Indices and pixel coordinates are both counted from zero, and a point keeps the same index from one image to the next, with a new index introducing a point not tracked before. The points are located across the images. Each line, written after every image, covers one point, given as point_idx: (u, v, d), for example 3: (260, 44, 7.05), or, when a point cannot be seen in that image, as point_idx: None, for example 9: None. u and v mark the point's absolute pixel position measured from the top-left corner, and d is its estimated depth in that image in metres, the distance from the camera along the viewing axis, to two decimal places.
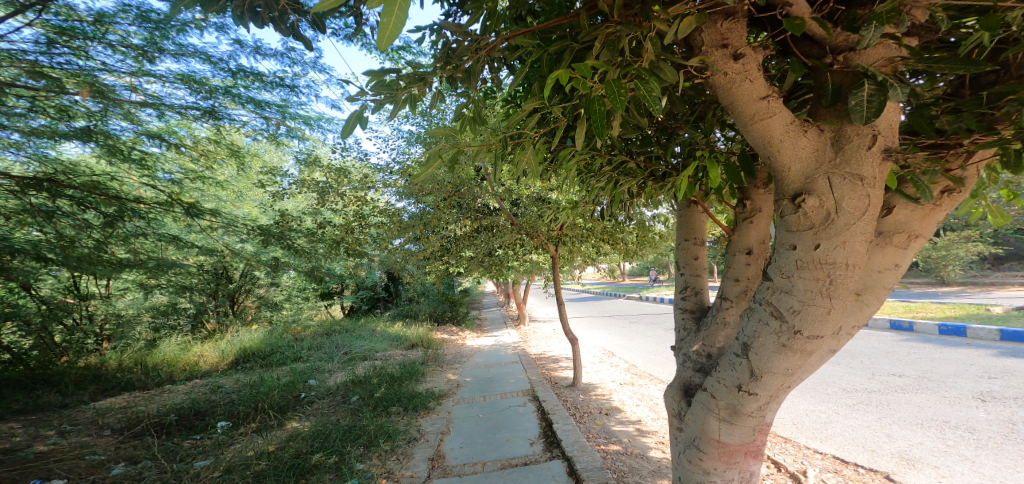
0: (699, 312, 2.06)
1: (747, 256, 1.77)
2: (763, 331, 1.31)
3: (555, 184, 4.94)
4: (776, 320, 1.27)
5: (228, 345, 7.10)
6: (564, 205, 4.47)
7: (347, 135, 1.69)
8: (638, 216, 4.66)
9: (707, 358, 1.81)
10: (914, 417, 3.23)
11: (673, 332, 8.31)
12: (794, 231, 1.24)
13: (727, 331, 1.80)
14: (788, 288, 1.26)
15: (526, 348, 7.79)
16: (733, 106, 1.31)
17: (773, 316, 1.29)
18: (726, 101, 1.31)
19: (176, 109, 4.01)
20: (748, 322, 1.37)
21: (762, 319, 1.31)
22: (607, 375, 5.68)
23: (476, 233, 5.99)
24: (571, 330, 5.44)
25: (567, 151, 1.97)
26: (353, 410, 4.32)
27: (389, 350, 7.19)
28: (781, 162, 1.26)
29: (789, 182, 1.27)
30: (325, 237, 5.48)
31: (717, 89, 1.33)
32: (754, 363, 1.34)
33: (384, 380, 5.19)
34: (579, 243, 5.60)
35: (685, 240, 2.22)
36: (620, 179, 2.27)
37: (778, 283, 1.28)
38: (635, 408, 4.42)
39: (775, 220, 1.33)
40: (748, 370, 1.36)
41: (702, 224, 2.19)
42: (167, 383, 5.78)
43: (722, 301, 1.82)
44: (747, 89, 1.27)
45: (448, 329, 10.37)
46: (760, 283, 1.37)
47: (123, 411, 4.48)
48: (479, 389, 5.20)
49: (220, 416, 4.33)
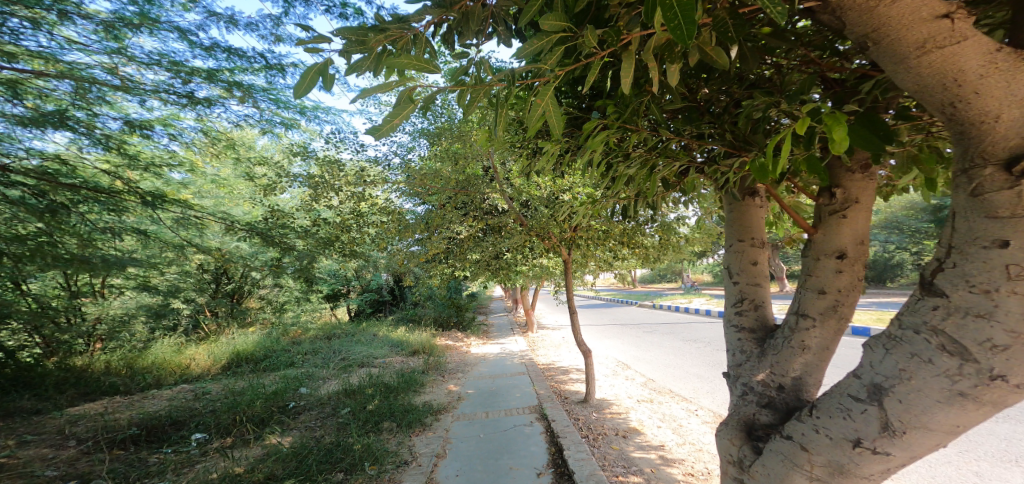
0: (760, 331, 1.63)
1: (839, 261, 1.36)
2: (922, 371, 0.95)
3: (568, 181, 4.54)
4: (952, 357, 0.91)
5: (221, 346, 6.77)
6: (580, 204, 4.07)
7: (302, 95, 1.33)
8: (661, 216, 4.24)
9: (779, 390, 1.41)
10: (1003, 452, 2.74)
11: (692, 343, 7.80)
12: (1004, 218, 0.88)
13: (806, 357, 1.39)
14: (986, 309, 0.88)
15: (535, 358, 7.34)
16: (885, 35, 0.97)
17: (944, 352, 0.93)
18: (879, 31, 0.97)
19: (161, 93, 3.71)
20: (892, 358, 1.02)
21: (921, 355, 0.96)
22: (622, 391, 5.22)
23: (483, 234, 5.59)
24: (585, 341, 4.99)
25: (593, 123, 1.59)
26: (340, 426, 3.92)
27: (389, 357, 6.79)
28: (981, 109, 0.91)
29: (1000, 138, 0.90)
30: (320, 235, 5.10)
31: (854, 16, 1.00)
32: (892, 413, 0.98)
33: (378, 391, 4.79)
34: (594, 246, 5.18)
35: (739, 241, 1.80)
36: (657, 163, 1.86)
37: (964, 300, 0.92)
38: (656, 430, 3.95)
39: (966, 200, 0.97)
40: (880, 421, 0.99)
41: (759, 222, 1.78)
42: (153, 388, 5.40)
43: (800, 319, 1.42)
44: (909, 7, 0.92)
45: (454, 335, 9.95)
46: (922, 299, 1.02)
47: (95, 419, 4.15)
48: (482, 403, 4.76)
49: (198, 427, 3.96)
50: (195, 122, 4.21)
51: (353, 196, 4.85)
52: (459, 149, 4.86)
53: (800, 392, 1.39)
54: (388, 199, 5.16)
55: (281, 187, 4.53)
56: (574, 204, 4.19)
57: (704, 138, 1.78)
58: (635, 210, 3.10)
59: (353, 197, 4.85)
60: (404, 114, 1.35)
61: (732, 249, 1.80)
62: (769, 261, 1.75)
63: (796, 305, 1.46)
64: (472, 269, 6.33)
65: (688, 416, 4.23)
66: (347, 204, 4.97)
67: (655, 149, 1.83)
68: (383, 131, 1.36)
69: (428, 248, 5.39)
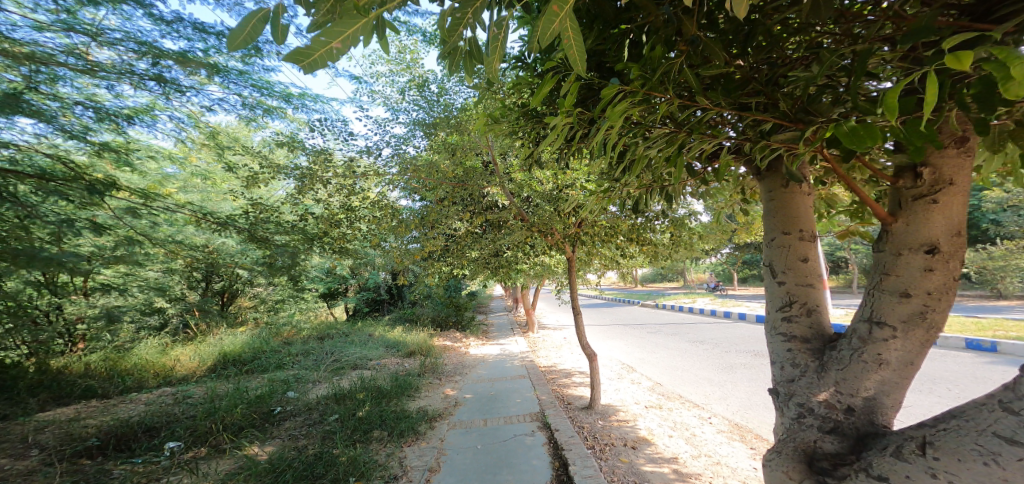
0: (812, 339, 1.39)
1: (928, 257, 1.11)
2: None
3: (572, 173, 4.26)
4: None
5: (208, 346, 6.49)
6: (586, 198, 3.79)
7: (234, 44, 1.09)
8: (672, 212, 3.97)
9: (848, 413, 1.18)
10: None
11: (700, 345, 7.51)
12: None
13: (882, 373, 1.16)
14: None
15: (536, 360, 7.07)
16: None
17: None
18: None
19: (135, 82, 3.53)
20: None
21: None
22: (629, 396, 4.96)
23: (482, 230, 5.32)
24: (590, 344, 4.70)
25: (616, 89, 1.29)
26: (326, 435, 3.66)
27: (384, 358, 6.52)
28: None
29: None
30: (309, 231, 4.82)
31: None
32: None
33: (370, 396, 4.53)
34: (599, 244, 4.91)
35: (782, 233, 1.52)
36: (683, 140, 1.59)
37: None
38: (667, 440, 3.67)
39: None
40: None
41: (806, 209, 1.51)
42: (133, 391, 5.14)
43: (874, 328, 1.17)
44: None
45: (453, 335, 9.66)
46: None
47: (65, 425, 3.90)
48: (481, 410, 4.48)
49: (173, 435, 3.68)
50: (183, 114, 4.05)
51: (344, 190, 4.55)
52: (456, 140, 4.59)
53: (875, 415, 1.16)
54: (380, 193, 4.85)
55: (265, 180, 4.23)
56: (581, 199, 3.91)
57: (748, 110, 1.50)
58: (649, 202, 2.83)
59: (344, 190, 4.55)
60: (350, 34, 1.07)
61: (775, 245, 1.54)
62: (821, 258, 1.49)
63: (868, 310, 1.21)
64: (471, 268, 6.04)
65: (701, 424, 3.95)
66: (337, 199, 4.67)
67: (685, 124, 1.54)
68: (317, 59, 1.07)
69: (424, 246, 5.10)
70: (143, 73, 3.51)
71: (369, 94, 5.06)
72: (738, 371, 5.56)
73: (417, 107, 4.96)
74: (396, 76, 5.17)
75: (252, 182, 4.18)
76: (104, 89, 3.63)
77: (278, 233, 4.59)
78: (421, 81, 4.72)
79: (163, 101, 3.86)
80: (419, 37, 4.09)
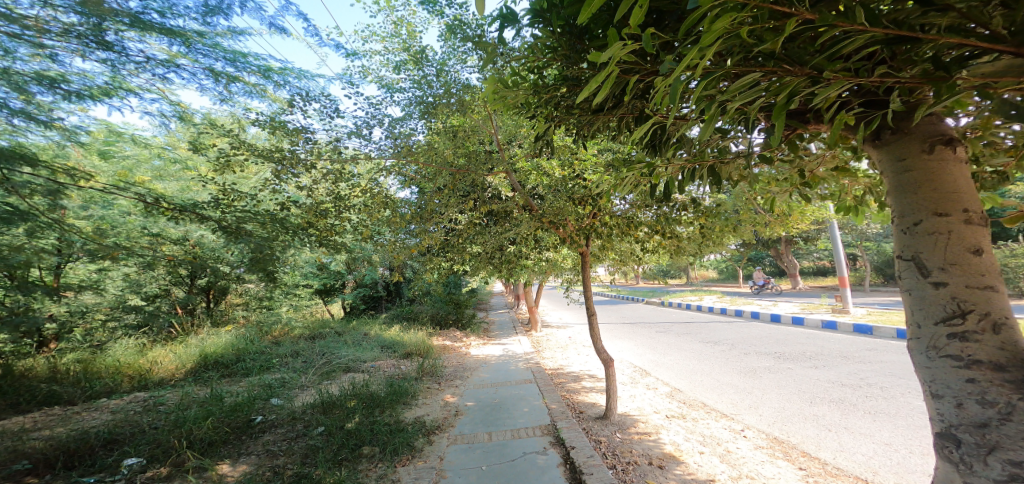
0: (1009, 358, 1.11)
1: None
2: None
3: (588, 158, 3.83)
4: None
5: (189, 346, 6.02)
6: (609, 184, 3.34)
7: None
8: (701, 201, 3.53)
9: None
10: None
11: (715, 346, 7.08)
12: None
13: None
14: None
15: (542, 361, 6.64)
16: None
17: None
18: None
19: (83, 52, 3.16)
20: None
21: None
22: (646, 404, 4.54)
23: (486, 222, 4.87)
24: (604, 348, 4.24)
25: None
26: (309, 452, 3.22)
27: (379, 360, 6.07)
28: None
29: None
30: (295, 222, 4.35)
31: None
32: None
33: (361, 404, 4.09)
34: (615, 238, 4.48)
35: (935, 214, 1.20)
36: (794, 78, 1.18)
37: None
38: (698, 457, 3.25)
39: None
40: None
41: (962, 182, 1.20)
42: (101, 397, 4.67)
43: None
44: None
45: (452, 334, 9.19)
46: None
47: (14, 437, 3.43)
48: (484, 420, 4.03)
49: (133, 451, 3.23)
50: (155, 95, 3.70)
51: (330, 177, 4.04)
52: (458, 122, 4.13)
53: None
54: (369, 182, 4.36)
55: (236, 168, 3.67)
56: (600, 185, 3.47)
57: (898, 49, 1.09)
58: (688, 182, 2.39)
59: (329, 177, 4.04)
60: None
61: (916, 231, 1.24)
62: (991, 247, 1.19)
63: None
64: (473, 263, 5.60)
65: (735, 439, 3.50)
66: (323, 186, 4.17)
67: (806, 62, 1.16)
68: None
69: (422, 239, 4.64)
70: (86, 34, 3.07)
71: (361, 72, 4.62)
72: (763, 376, 5.12)
73: (413, 88, 4.50)
74: (391, 53, 4.72)
75: (218, 165, 3.61)
76: (56, 62, 3.24)
77: (253, 225, 4.04)
78: (417, 56, 4.26)
79: (127, 77, 3.51)
80: (418, 6, 3.64)
